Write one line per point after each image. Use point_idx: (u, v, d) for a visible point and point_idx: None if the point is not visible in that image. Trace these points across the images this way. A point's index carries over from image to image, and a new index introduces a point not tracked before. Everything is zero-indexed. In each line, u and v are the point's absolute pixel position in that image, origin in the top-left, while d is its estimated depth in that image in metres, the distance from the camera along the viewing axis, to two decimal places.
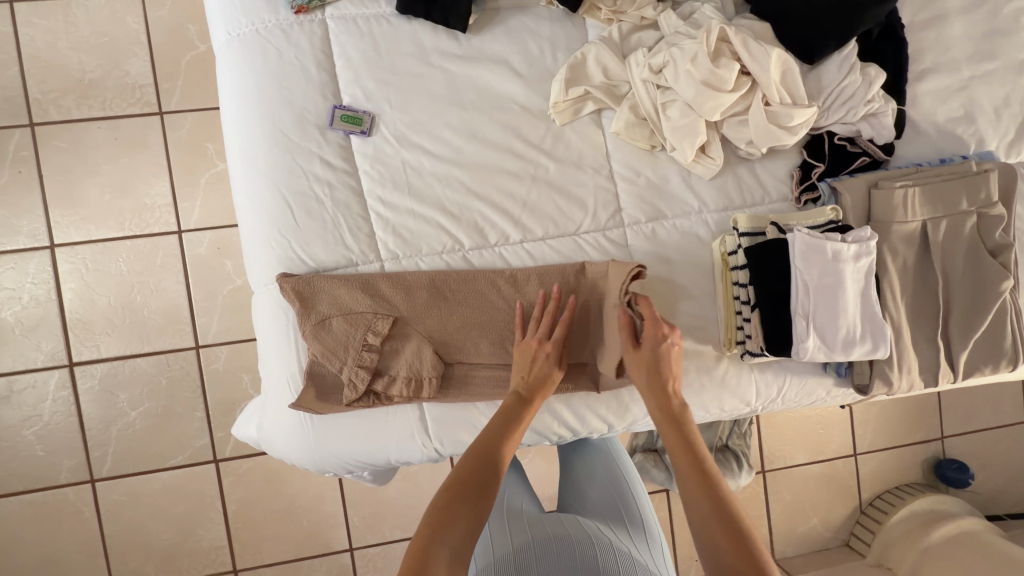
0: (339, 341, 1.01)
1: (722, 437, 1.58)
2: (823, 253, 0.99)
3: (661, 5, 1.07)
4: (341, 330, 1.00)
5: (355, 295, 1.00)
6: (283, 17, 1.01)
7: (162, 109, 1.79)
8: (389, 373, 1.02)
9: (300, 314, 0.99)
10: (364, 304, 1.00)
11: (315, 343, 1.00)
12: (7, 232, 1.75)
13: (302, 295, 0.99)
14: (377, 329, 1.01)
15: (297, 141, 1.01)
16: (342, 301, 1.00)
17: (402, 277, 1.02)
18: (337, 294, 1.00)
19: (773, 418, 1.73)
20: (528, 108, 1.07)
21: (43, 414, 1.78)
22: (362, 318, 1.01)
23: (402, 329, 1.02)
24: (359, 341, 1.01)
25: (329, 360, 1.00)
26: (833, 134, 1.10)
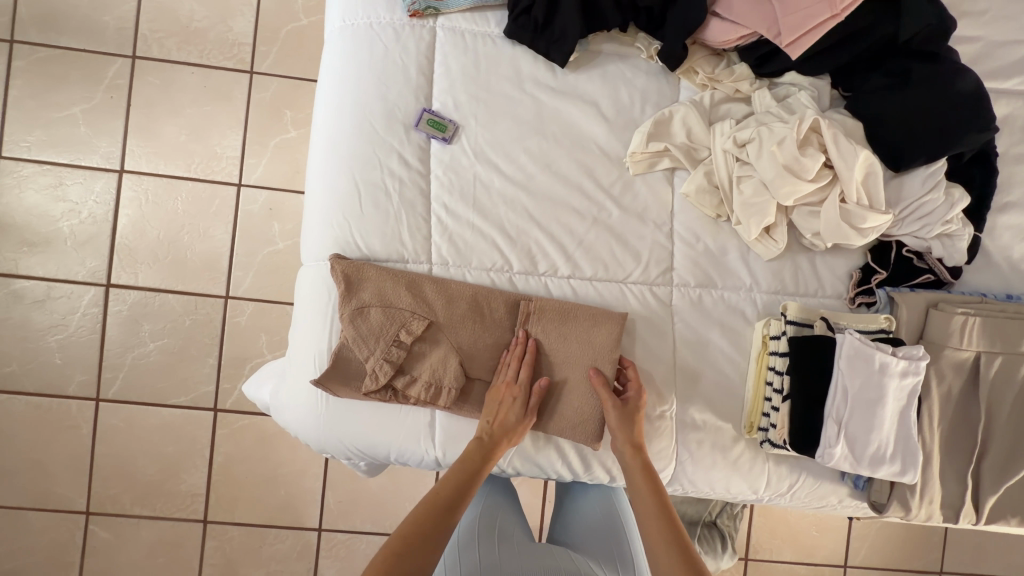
0: (372, 331, 1.02)
1: (712, 513, 1.49)
2: (869, 363, 0.97)
3: (758, 81, 1.08)
4: (376, 322, 1.02)
5: (400, 293, 1.02)
6: (398, 17, 1.06)
7: (253, 69, 1.90)
8: (412, 374, 1.03)
9: (342, 297, 1.02)
10: (408, 302, 1.02)
11: (353, 329, 1.02)
12: (85, 148, 1.85)
13: (349, 280, 1.02)
14: (412, 330, 1.03)
15: (382, 134, 1.05)
16: (385, 295, 1.02)
17: (448, 286, 1.03)
18: (384, 287, 1.02)
19: (768, 507, 1.67)
20: (605, 151, 1.08)
21: (69, 325, 1.85)
22: (400, 317, 1.02)
23: (434, 334, 1.04)
24: (392, 337, 1.03)
25: (359, 347, 1.02)
26: (902, 245, 1.09)
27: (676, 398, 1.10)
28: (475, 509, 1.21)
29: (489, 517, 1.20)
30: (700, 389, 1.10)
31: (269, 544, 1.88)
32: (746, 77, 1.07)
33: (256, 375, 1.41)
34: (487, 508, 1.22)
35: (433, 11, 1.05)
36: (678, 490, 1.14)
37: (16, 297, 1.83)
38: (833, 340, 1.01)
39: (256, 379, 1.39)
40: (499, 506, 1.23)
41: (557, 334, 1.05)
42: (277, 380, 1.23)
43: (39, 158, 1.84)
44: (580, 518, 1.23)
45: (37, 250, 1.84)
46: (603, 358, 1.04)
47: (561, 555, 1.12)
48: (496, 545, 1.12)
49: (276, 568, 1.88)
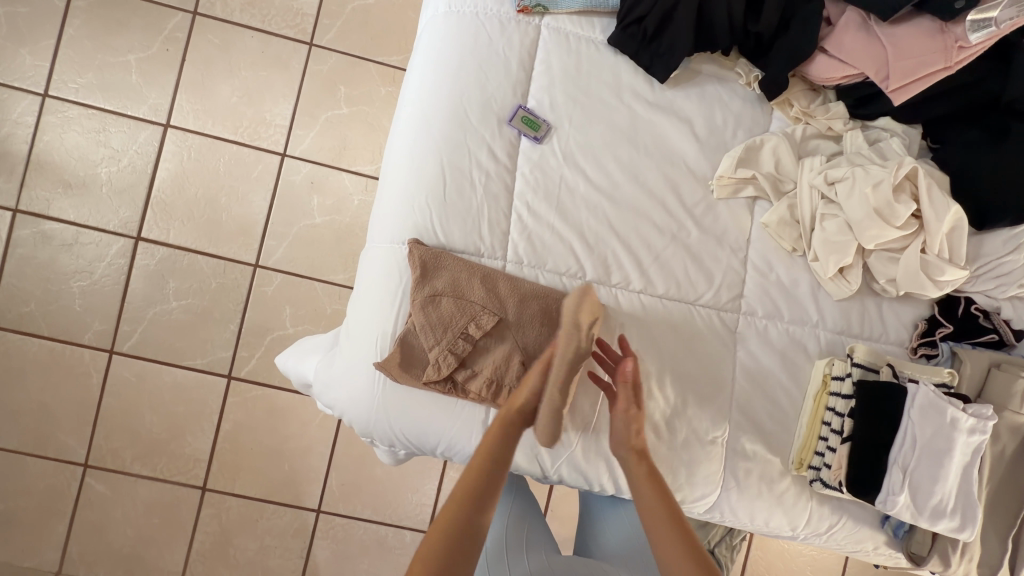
0: (442, 320, 1.01)
1: (711, 541, 1.40)
2: (941, 415, 0.97)
3: (852, 121, 1.09)
4: (446, 312, 1.01)
5: (472, 285, 1.01)
6: (505, 10, 1.05)
7: (313, 41, 1.89)
8: (474, 368, 1.02)
9: (416, 281, 1.01)
10: (480, 295, 1.01)
11: (422, 316, 1.01)
12: (134, 98, 1.83)
13: (425, 267, 1.01)
14: (481, 324, 1.02)
15: (475, 124, 1.04)
16: (459, 284, 1.01)
17: (521, 284, 1.02)
18: (458, 278, 1.01)
19: (767, 543, 1.67)
20: (692, 171, 1.08)
21: (94, 272, 1.81)
22: (470, 310, 1.01)
23: (502, 331, 1.03)
24: (460, 329, 1.01)
25: (425, 334, 1.01)
26: (971, 301, 1.09)
27: (729, 425, 1.09)
28: (503, 516, 1.21)
29: (518, 526, 1.20)
30: (753, 419, 1.10)
31: (266, 520, 1.85)
32: (841, 115, 1.08)
33: (296, 350, 1.39)
34: (516, 517, 1.21)
35: (542, 8, 1.04)
36: (715, 516, 1.13)
37: (43, 238, 1.80)
38: (904, 390, 1.01)
39: (297, 354, 1.37)
40: (528, 514, 1.24)
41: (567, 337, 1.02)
42: (324, 357, 1.22)
43: (85, 101, 1.81)
44: (608, 529, 1.25)
45: (71, 193, 1.81)
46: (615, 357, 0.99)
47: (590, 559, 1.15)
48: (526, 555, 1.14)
49: (270, 544, 1.85)
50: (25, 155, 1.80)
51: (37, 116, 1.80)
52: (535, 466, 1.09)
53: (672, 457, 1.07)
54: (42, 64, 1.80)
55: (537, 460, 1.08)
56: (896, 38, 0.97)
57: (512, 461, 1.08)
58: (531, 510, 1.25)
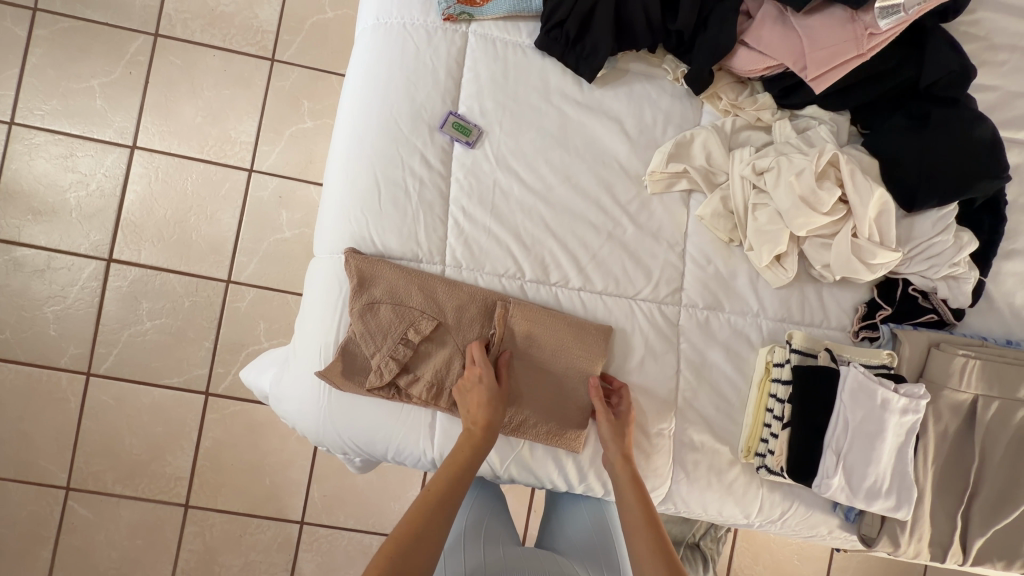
0: (381, 327, 1.02)
1: (696, 534, 1.46)
2: (872, 399, 0.99)
3: (779, 112, 1.10)
4: (384, 320, 1.02)
5: (409, 291, 1.02)
6: (431, 20, 1.07)
7: (274, 57, 1.91)
8: (416, 372, 1.03)
9: (354, 291, 1.02)
10: (417, 301, 1.02)
11: (362, 325, 1.02)
12: (99, 122, 1.85)
13: (362, 276, 1.02)
14: (421, 329, 1.03)
15: (407, 134, 1.06)
16: (397, 290, 1.02)
17: (458, 287, 1.04)
18: (394, 285, 1.02)
19: (751, 533, 1.66)
20: (625, 169, 1.10)
21: (68, 297, 1.83)
22: (408, 317, 1.02)
23: (442, 335, 1.04)
24: (401, 334, 1.03)
25: (366, 343, 1.02)
26: (908, 283, 1.11)
27: (675, 418, 1.10)
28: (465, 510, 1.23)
29: (476, 521, 1.20)
30: (700, 410, 1.11)
31: (249, 534, 1.86)
32: (768, 106, 1.09)
33: (257, 363, 1.40)
34: (478, 512, 1.23)
35: (467, 16, 1.06)
36: (670, 508, 1.14)
37: (16, 265, 1.82)
38: (837, 373, 1.03)
39: (258, 368, 1.38)
40: (489, 512, 1.25)
41: (536, 331, 1.04)
42: (279, 369, 1.23)
43: (52, 127, 1.84)
44: (571, 525, 1.26)
45: (42, 219, 1.83)
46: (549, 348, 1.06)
47: (547, 555, 1.16)
48: (482, 548, 1.14)
49: (255, 558, 1.86)
50: None
51: (5, 145, 1.82)
52: (486, 467, 1.10)
53: None
54: (6, 94, 1.82)
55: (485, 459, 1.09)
56: (811, 29, 0.98)
57: None
58: (492, 509, 1.26)
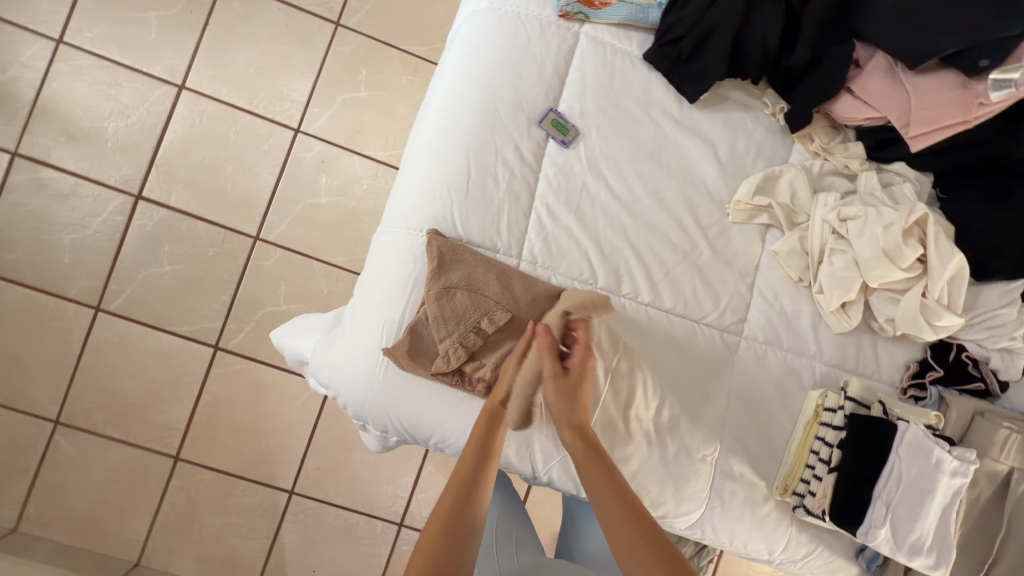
0: (455, 313, 1.01)
1: None
2: (926, 456, 1.00)
3: (868, 163, 1.12)
4: (456, 306, 1.01)
5: (484, 279, 1.01)
6: (547, 14, 1.06)
7: (339, 21, 1.88)
8: (482, 363, 1.03)
9: (432, 273, 1.01)
10: (492, 291, 1.01)
11: (436, 307, 1.01)
12: (151, 56, 1.80)
13: (441, 258, 1.01)
14: (493, 320, 1.02)
15: (505, 122, 1.05)
16: (474, 275, 1.01)
17: (534, 283, 1.03)
18: (472, 272, 1.01)
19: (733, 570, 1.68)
20: (711, 194, 1.10)
21: (88, 227, 1.77)
22: (483, 308, 1.01)
23: (514, 328, 1.04)
24: (471, 322, 1.02)
25: (438, 326, 1.01)
26: (962, 348, 1.13)
27: (719, 446, 1.11)
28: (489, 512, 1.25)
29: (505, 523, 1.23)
30: (743, 441, 1.11)
31: (235, 496, 1.79)
32: (858, 156, 1.11)
33: (293, 327, 1.37)
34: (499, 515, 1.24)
35: (583, 17, 1.06)
36: (695, 535, 1.15)
37: (40, 186, 1.76)
38: (893, 427, 1.02)
39: (294, 332, 1.35)
40: (509, 514, 1.25)
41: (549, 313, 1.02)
42: (324, 337, 1.21)
43: (100, 53, 1.78)
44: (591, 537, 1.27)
45: (75, 143, 1.77)
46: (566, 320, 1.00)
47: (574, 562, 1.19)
48: (514, 555, 1.18)
49: (236, 521, 1.79)
50: (30, 99, 1.75)
51: (49, 62, 1.76)
52: (527, 465, 1.10)
53: (662, 473, 1.09)
54: (60, 11, 1.77)
55: (529, 458, 1.08)
56: (919, 88, 1.00)
57: (504, 458, 1.09)
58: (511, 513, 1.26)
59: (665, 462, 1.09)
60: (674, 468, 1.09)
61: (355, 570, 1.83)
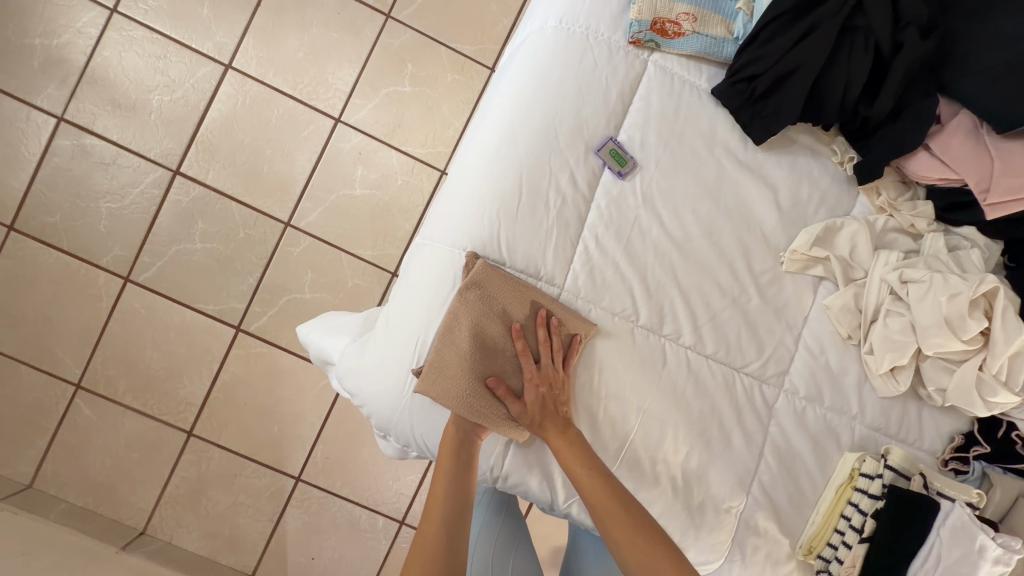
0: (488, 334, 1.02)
1: None
2: (971, 542, 0.94)
3: (936, 224, 1.07)
4: (493, 334, 1.02)
5: (507, 304, 1.00)
6: (616, 39, 1.03)
7: (390, 13, 1.86)
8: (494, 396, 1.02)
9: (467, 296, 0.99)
10: (526, 315, 1.01)
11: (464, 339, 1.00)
12: (202, 32, 1.80)
13: (482, 281, 0.99)
14: (505, 365, 1.03)
15: (562, 147, 1.02)
16: (513, 296, 1.00)
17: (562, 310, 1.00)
18: (493, 295, 0.99)
19: None
20: (767, 239, 1.06)
21: (126, 197, 1.78)
22: (502, 344, 1.03)
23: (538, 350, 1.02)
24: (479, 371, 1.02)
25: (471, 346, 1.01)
26: (1012, 426, 1.08)
27: (746, 498, 1.07)
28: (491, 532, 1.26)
29: (506, 545, 1.26)
30: (772, 496, 1.08)
31: (244, 477, 1.80)
32: (926, 215, 1.06)
33: (321, 325, 1.36)
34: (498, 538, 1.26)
35: (654, 45, 1.02)
36: None
37: (83, 152, 1.77)
38: (937, 505, 0.98)
39: (322, 331, 1.34)
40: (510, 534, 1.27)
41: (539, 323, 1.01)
42: (353, 342, 1.20)
43: (152, 25, 1.78)
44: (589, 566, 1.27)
45: (120, 113, 1.78)
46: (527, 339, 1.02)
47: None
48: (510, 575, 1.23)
49: (243, 501, 1.80)
50: (81, 65, 1.76)
51: (101, 30, 1.77)
52: (546, 493, 1.07)
53: (685, 520, 1.06)
54: None
55: (551, 489, 1.07)
56: (1004, 152, 0.95)
57: (526, 486, 1.07)
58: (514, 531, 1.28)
59: (688, 509, 1.06)
60: (699, 516, 1.06)
61: (353, 562, 1.83)
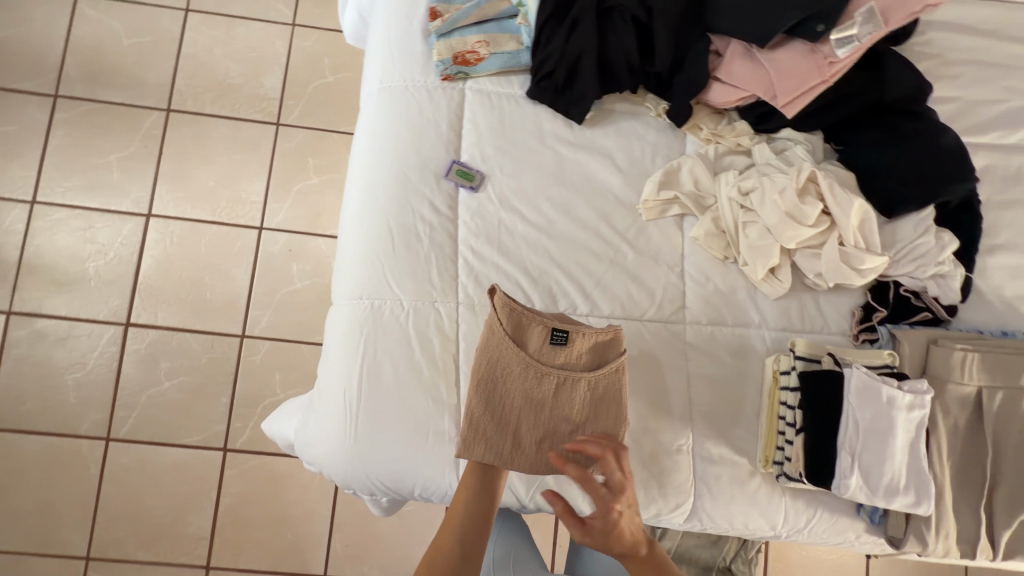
0: (505, 396, 1.05)
1: (728, 558, 1.43)
2: (878, 396, 1.02)
3: (757, 136, 1.19)
4: (532, 414, 1.05)
5: (509, 353, 1.04)
6: (431, 80, 1.17)
7: (279, 120, 2.04)
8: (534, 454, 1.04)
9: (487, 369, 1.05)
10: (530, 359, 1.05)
11: (483, 411, 1.04)
12: (118, 194, 1.96)
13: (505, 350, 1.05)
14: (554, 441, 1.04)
15: (415, 183, 1.14)
16: (517, 332, 1.06)
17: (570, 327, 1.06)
18: (494, 350, 1.05)
19: (787, 556, 1.72)
20: (620, 199, 1.17)
21: (88, 363, 1.88)
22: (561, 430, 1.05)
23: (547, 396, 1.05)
24: (501, 445, 1.03)
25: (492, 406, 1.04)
26: (899, 284, 1.16)
27: (692, 433, 1.13)
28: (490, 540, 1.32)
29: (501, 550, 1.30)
30: (715, 423, 1.14)
31: None
32: (747, 132, 1.18)
33: (279, 414, 1.42)
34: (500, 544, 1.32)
35: (463, 75, 1.16)
36: (696, 526, 1.15)
37: (38, 336, 1.88)
38: (840, 375, 1.06)
39: (280, 417, 1.40)
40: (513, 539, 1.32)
41: (546, 379, 1.05)
42: (301, 417, 1.26)
43: (72, 202, 1.94)
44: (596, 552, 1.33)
45: (64, 290, 1.90)
46: (574, 398, 1.05)
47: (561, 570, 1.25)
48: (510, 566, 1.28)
49: None
50: (18, 260, 1.90)
51: (27, 223, 1.92)
52: (511, 496, 1.13)
53: (641, 472, 1.11)
54: (28, 174, 1.94)
55: (511, 488, 1.12)
56: (776, 61, 1.08)
57: None
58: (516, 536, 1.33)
59: (641, 460, 1.11)
60: (654, 465, 1.12)
61: None
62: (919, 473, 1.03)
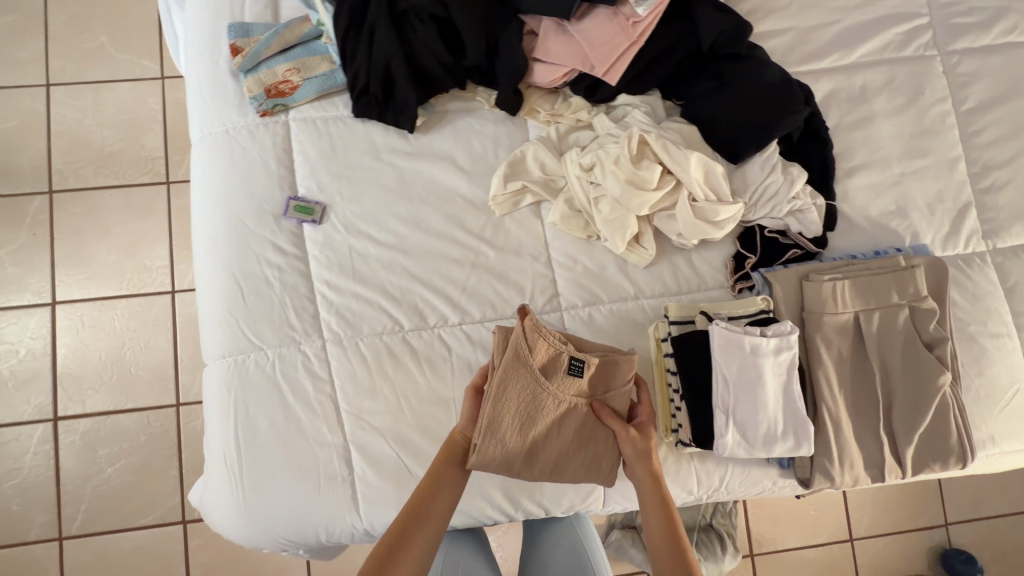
0: (519, 413, 1.01)
1: (706, 515, 1.58)
2: (741, 347, 1.02)
3: (595, 108, 1.16)
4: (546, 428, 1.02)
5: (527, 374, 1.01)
6: (250, 119, 1.12)
7: (169, 179, 1.75)
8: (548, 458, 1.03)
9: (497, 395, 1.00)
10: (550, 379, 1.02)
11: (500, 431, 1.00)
12: (14, 287, 1.68)
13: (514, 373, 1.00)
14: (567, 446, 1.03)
15: (253, 228, 1.09)
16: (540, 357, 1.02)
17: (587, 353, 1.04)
18: (512, 372, 1.00)
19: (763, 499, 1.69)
20: (470, 200, 1.14)
21: (23, 468, 1.63)
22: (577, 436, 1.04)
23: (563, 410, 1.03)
24: (512, 461, 1.02)
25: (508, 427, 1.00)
26: (763, 227, 1.15)
27: None
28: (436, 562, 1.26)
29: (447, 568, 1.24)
30: None
31: None
32: (583, 106, 1.15)
33: None
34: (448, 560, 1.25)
35: (282, 107, 1.12)
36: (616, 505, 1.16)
37: None
38: (706, 332, 1.04)
39: None
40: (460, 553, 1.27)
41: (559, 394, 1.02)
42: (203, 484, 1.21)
43: None
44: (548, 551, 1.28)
45: None
46: (592, 409, 1.03)
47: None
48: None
49: None
50: None
51: None
52: None
53: None
54: None
55: None
56: (585, 30, 1.07)
57: None
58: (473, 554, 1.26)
59: None
60: None
61: None
62: (799, 415, 1.04)
